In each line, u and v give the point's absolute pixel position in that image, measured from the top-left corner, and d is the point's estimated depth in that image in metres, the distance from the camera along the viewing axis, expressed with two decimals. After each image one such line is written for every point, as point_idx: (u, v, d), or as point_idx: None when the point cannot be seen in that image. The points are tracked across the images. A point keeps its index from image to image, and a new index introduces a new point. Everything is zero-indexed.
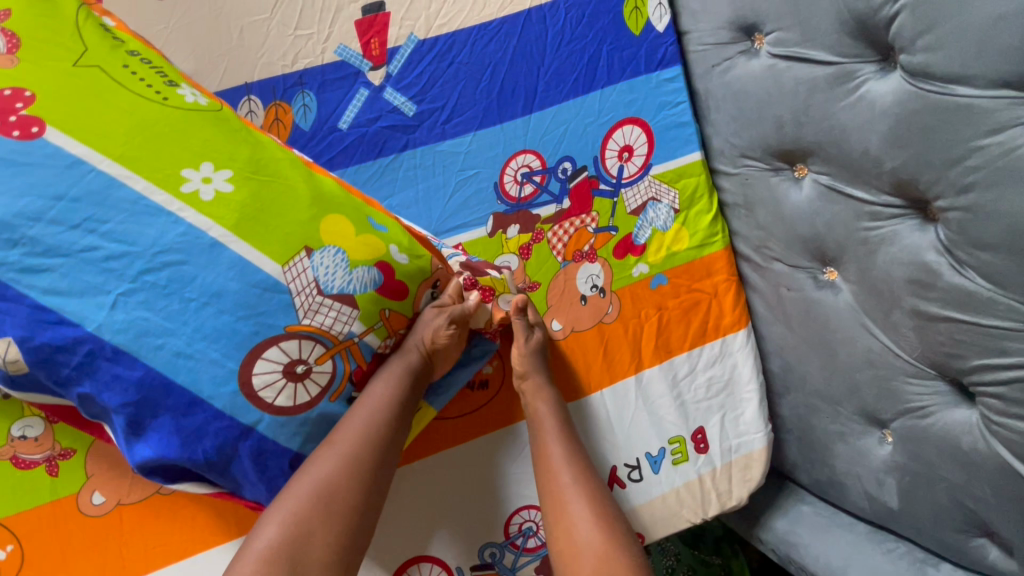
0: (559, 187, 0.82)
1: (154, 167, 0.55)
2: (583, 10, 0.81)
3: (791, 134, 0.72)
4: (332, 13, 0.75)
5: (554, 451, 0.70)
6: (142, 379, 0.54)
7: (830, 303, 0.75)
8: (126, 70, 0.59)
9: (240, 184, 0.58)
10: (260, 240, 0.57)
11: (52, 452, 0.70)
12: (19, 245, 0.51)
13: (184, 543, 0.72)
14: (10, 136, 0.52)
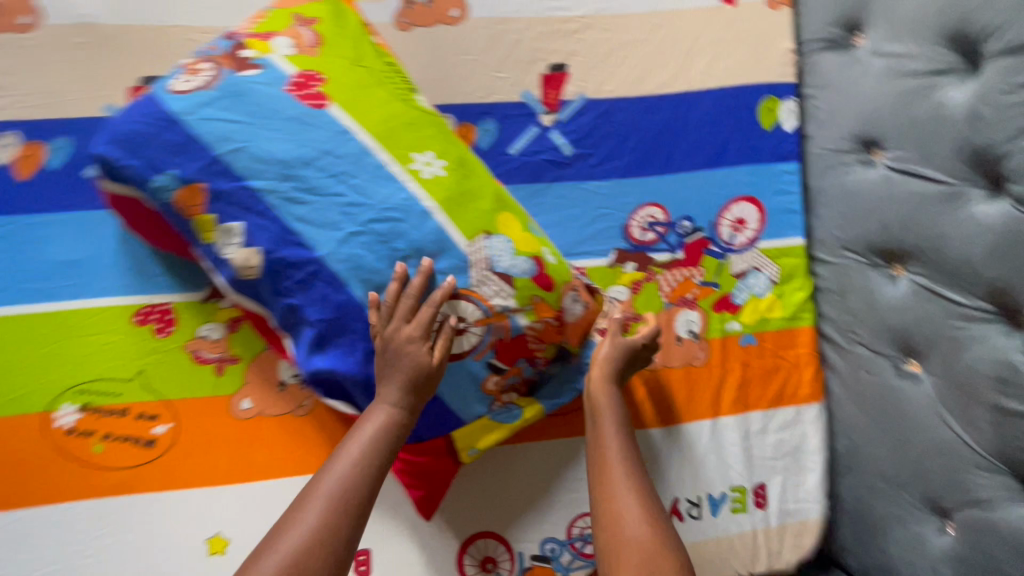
0: (675, 240, 0.94)
1: (395, 145, 0.73)
2: (725, 101, 0.97)
3: (895, 236, 0.83)
4: (527, 65, 0.94)
5: (613, 448, 0.76)
6: (344, 302, 0.70)
7: (910, 391, 0.82)
8: (384, 75, 0.79)
9: (450, 172, 0.75)
10: (457, 217, 0.73)
11: (222, 356, 0.83)
12: (290, 179, 0.70)
13: (302, 462, 0.83)
14: (306, 104, 0.72)
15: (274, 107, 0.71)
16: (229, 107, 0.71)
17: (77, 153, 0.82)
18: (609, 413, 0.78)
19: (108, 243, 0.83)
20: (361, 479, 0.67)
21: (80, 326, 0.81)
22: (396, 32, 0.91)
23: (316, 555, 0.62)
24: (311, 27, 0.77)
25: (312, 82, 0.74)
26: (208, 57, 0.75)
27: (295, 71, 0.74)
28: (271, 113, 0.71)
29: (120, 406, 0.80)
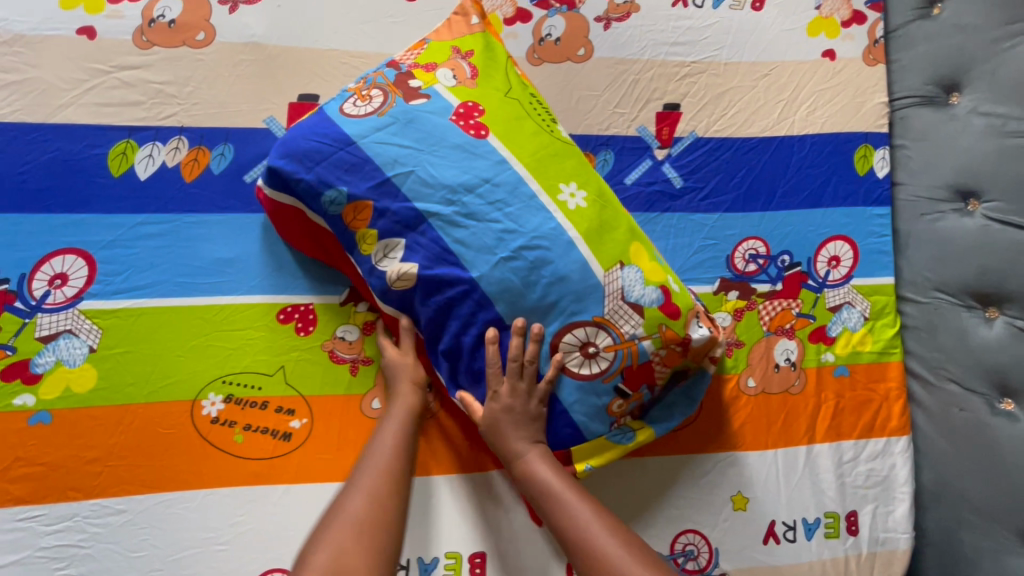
0: (775, 273, 1.00)
1: (545, 176, 0.77)
2: (824, 147, 1.04)
3: (994, 281, 0.90)
4: (644, 103, 1.01)
5: (569, 503, 0.74)
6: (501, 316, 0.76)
7: (1008, 429, 0.87)
8: (531, 105, 0.83)
9: (592, 203, 0.78)
10: (597, 248, 0.76)
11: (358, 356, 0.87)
12: (454, 205, 0.75)
13: (424, 463, 0.87)
14: (469, 134, 0.77)
15: (442, 135, 0.77)
16: (401, 133, 0.77)
17: (237, 161, 0.88)
18: (548, 477, 0.76)
19: (257, 245, 0.88)
20: (394, 466, 0.75)
21: (228, 321, 0.86)
22: (527, 65, 0.99)
23: (363, 527, 0.68)
24: (469, 60, 0.82)
25: (474, 113, 0.78)
26: (377, 85, 0.81)
27: (458, 102, 0.79)
28: (438, 141, 0.77)
29: (262, 399, 0.85)
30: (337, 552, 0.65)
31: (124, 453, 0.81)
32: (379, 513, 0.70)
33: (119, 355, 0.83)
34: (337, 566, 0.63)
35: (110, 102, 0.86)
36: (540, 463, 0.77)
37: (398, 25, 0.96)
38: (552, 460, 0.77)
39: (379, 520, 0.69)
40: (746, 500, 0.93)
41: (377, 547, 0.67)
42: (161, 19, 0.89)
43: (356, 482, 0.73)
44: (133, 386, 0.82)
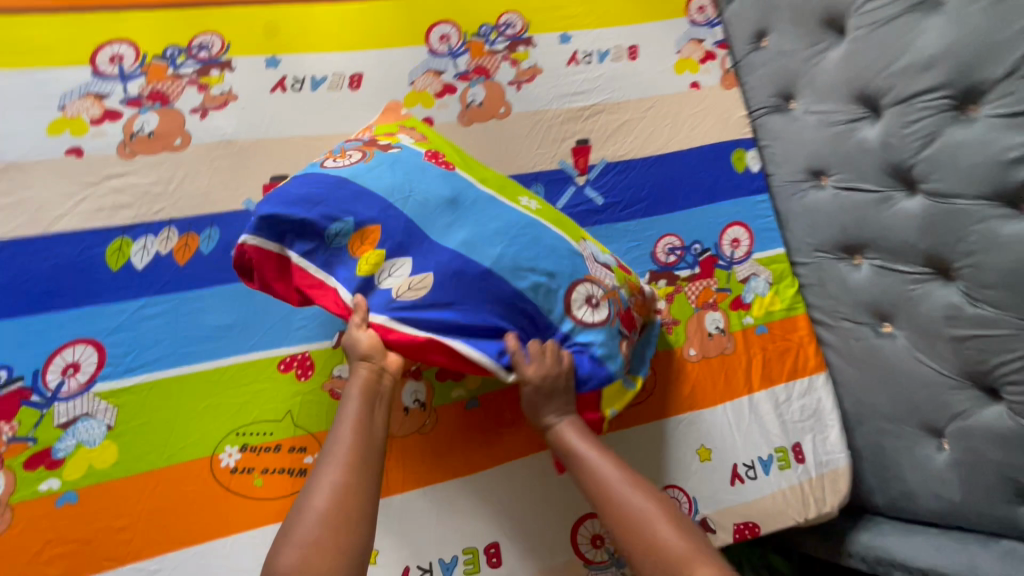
0: (692, 260, 1.21)
1: (506, 191, 0.92)
2: (707, 155, 1.28)
3: (852, 233, 1.12)
4: (560, 143, 1.23)
5: (595, 461, 0.80)
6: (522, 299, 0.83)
7: (891, 345, 1.08)
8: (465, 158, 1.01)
9: (546, 207, 0.94)
10: (567, 232, 0.91)
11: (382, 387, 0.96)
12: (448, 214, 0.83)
13: (429, 473, 0.98)
14: (439, 165, 0.89)
15: (416, 167, 0.87)
16: (384, 169, 0.85)
17: (223, 240, 1.01)
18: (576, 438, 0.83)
19: (252, 308, 1.00)
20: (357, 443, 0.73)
21: (235, 379, 0.96)
22: (460, 127, 1.19)
23: (331, 525, 0.66)
24: (411, 129, 0.99)
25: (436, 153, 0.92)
26: (340, 150, 0.92)
27: (420, 148, 0.92)
28: (415, 170, 0.86)
29: (275, 442, 0.94)
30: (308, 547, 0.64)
31: (152, 517, 0.87)
32: (345, 498, 0.68)
33: (136, 427, 0.90)
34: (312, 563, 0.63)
35: (102, 208, 0.99)
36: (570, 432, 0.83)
37: (348, 110, 1.15)
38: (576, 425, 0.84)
39: (348, 510, 0.67)
40: (709, 451, 1.09)
41: (346, 534, 0.66)
42: (141, 132, 1.04)
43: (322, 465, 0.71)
44: (153, 454, 0.89)
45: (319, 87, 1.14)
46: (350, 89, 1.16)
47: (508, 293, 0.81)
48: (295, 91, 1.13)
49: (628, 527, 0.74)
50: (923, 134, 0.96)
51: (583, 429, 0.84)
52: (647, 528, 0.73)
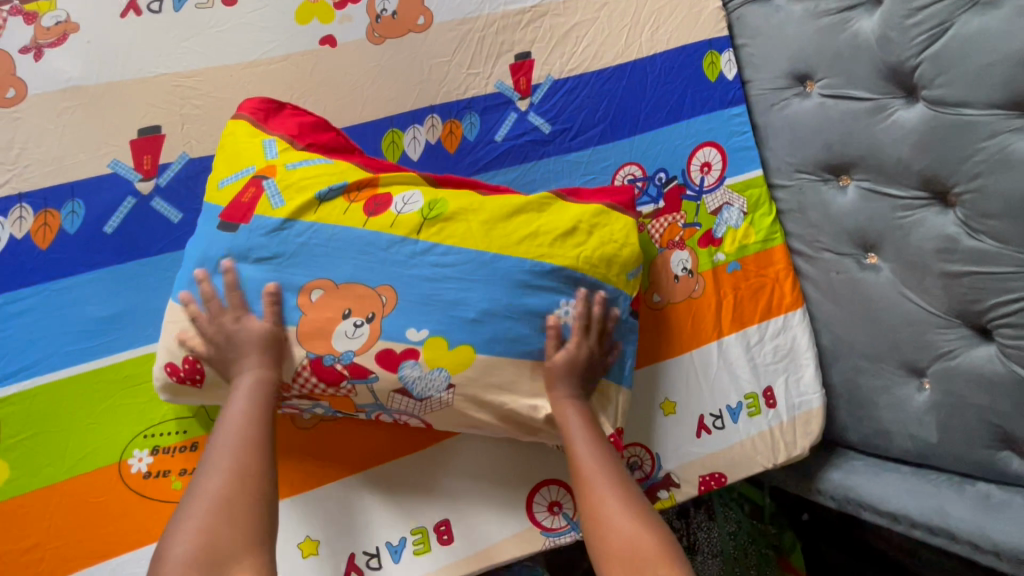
0: (656, 192, 1.06)
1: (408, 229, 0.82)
2: (673, 63, 1.08)
3: (838, 151, 0.96)
4: (495, 58, 1.02)
5: (584, 450, 0.79)
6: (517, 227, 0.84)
7: (874, 279, 0.97)
8: (364, 271, 0.79)
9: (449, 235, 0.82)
10: (504, 239, 0.83)
11: (308, 354, 0.77)
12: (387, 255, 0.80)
13: (364, 459, 0.89)
14: (360, 247, 0.80)
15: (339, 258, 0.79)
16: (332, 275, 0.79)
17: (91, 213, 0.85)
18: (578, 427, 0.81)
19: (143, 291, 0.85)
20: (246, 437, 0.72)
21: (134, 377, 0.84)
22: (370, 45, 0.97)
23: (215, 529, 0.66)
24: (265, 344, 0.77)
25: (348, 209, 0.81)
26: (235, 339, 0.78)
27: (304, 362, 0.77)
28: (346, 251, 0.80)
29: (190, 441, 0.84)
30: (200, 526, 0.66)
31: (60, 532, 0.79)
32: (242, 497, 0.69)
33: (26, 440, 0.80)
34: (210, 554, 0.65)
35: None
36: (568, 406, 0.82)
37: (224, 33, 0.92)
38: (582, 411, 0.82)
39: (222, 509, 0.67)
40: (674, 404, 1.02)
41: (253, 528, 0.67)
42: None
43: (211, 464, 0.70)
44: (51, 467, 0.80)
45: (184, 7, 0.91)
46: (224, 6, 0.93)
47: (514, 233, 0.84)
48: (153, 14, 0.90)
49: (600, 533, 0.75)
50: (928, 25, 0.81)
51: (592, 423, 0.81)
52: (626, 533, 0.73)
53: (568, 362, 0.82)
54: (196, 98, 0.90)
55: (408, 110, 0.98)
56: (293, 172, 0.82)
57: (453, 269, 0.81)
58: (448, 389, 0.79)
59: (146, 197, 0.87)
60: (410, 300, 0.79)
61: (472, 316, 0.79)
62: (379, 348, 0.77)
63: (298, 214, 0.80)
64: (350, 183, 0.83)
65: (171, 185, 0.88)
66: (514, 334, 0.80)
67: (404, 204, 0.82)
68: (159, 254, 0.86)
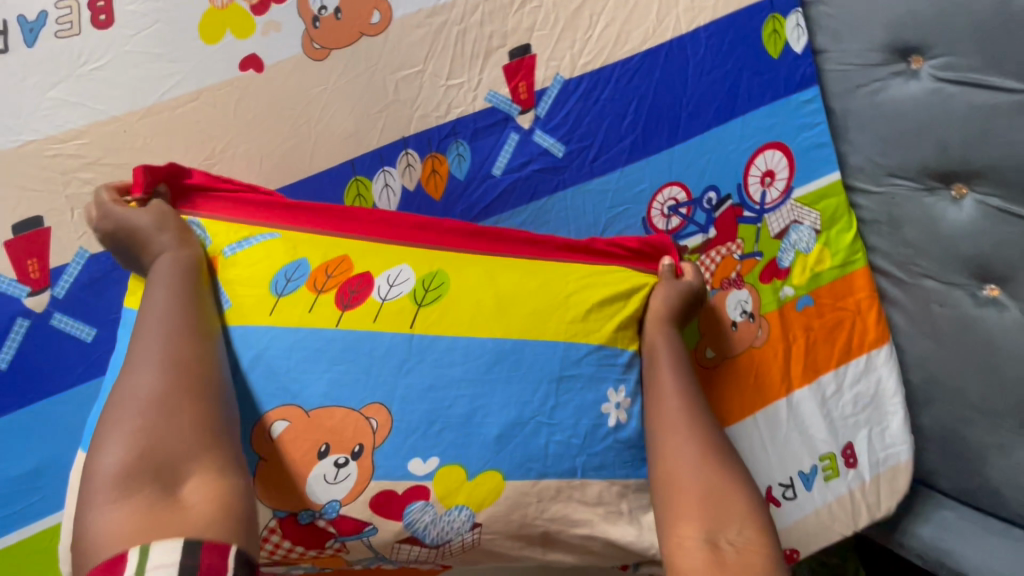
0: (704, 218, 0.82)
1: (399, 320, 0.60)
2: (722, 37, 0.80)
3: (958, 157, 0.72)
4: (482, 58, 0.75)
5: (670, 382, 0.64)
6: (540, 305, 0.63)
7: (995, 320, 0.76)
8: (344, 386, 0.57)
9: (454, 319, 0.61)
10: (529, 319, 0.62)
11: (277, 512, 0.55)
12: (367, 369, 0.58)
13: None
14: (339, 355, 0.57)
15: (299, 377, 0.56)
16: (304, 392, 0.56)
17: None
18: (667, 352, 0.66)
19: (66, 435, 0.67)
20: (185, 329, 0.52)
21: None
22: (310, 61, 0.71)
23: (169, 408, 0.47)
24: None
25: (314, 300, 0.59)
26: None
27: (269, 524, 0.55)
28: (318, 354, 0.57)
29: None
30: (135, 426, 0.45)
31: None
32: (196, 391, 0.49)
33: None
34: (153, 457, 0.44)
35: None
36: (656, 331, 0.68)
37: (103, 71, 0.66)
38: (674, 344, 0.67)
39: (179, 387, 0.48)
40: None
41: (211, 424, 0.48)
42: None
43: (136, 357, 0.50)
44: None
45: (38, 39, 0.64)
46: (95, 31, 0.65)
47: (538, 311, 0.63)
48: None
49: (666, 477, 0.59)
50: None
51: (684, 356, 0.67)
52: (692, 483, 0.57)
53: (669, 305, 0.69)
54: (85, 170, 0.66)
55: (373, 147, 0.73)
56: (231, 261, 0.60)
57: (462, 370, 0.59)
58: (472, 530, 0.58)
59: (43, 315, 0.66)
60: (408, 418, 0.57)
61: (496, 433, 0.58)
62: (374, 494, 0.56)
63: (248, 319, 0.57)
64: (314, 265, 0.60)
65: (73, 295, 0.67)
66: (552, 451, 0.60)
67: (389, 286, 0.61)
68: (76, 384, 0.67)
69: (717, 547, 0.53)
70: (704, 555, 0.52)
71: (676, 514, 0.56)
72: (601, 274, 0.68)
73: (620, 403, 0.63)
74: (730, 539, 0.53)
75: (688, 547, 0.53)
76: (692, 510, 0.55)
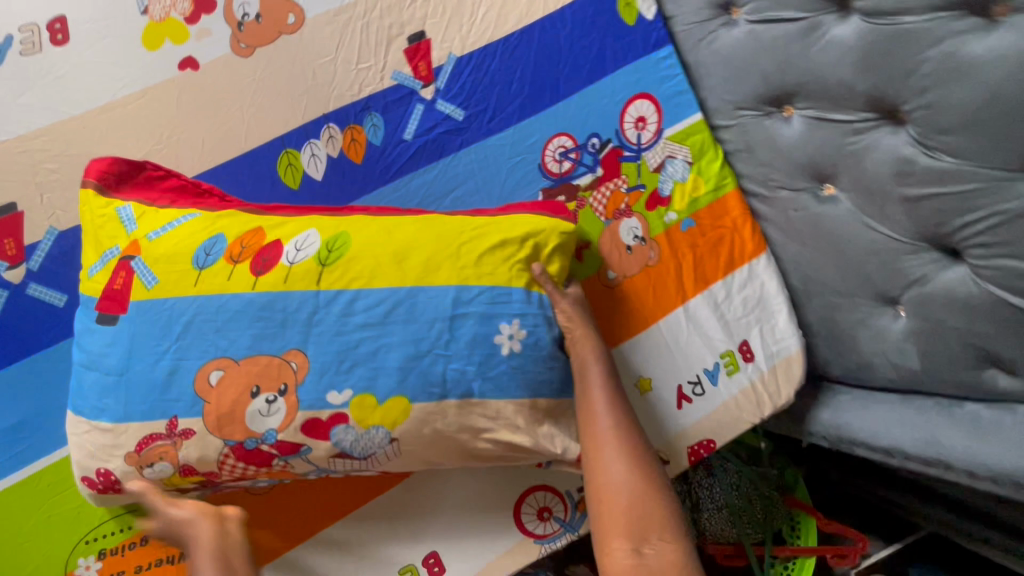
0: (591, 160, 0.97)
1: (304, 280, 0.69)
2: (585, 13, 0.97)
3: (776, 82, 0.87)
4: (386, 45, 0.90)
5: (599, 402, 0.75)
6: (432, 259, 0.72)
7: (833, 212, 0.90)
8: (262, 335, 0.68)
9: (352, 276, 0.70)
10: (416, 268, 0.71)
11: (228, 441, 0.68)
12: (284, 320, 0.68)
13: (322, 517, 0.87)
14: (256, 310, 0.68)
15: (225, 312, 0.68)
16: (232, 339, 0.68)
17: None
18: (597, 371, 0.76)
19: (45, 390, 0.77)
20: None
21: (58, 483, 0.77)
22: (237, 58, 0.85)
23: None
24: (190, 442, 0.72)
25: (232, 268, 0.69)
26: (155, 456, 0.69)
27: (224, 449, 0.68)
28: (236, 312, 0.68)
29: (136, 536, 0.78)
30: None
31: None
32: None
33: None
34: None
35: None
36: (586, 348, 0.76)
37: (62, 80, 0.79)
38: (605, 359, 0.77)
39: None
40: (649, 380, 0.97)
41: None
42: None
43: None
44: None
45: (6, 58, 0.78)
46: (54, 48, 0.79)
47: (427, 263, 0.71)
48: None
49: (598, 492, 0.72)
50: None
51: (611, 372, 0.77)
52: (621, 499, 0.70)
53: (578, 311, 0.77)
54: (50, 161, 0.79)
55: (299, 123, 0.87)
56: (158, 243, 0.70)
57: (367, 318, 0.69)
58: (391, 444, 0.70)
59: (20, 285, 0.77)
60: (324, 358, 0.68)
61: (398, 365, 0.69)
62: (302, 422, 0.68)
63: (177, 292, 0.69)
64: (228, 238, 0.71)
65: (46, 267, 0.78)
66: (449, 376, 0.70)
67: (297, 251, 0.70)
68: (50, 345, 0.77)
69: (640, 553, 0.68)
70: (631, 559, 0.68)
71: (606, 529, 0.70)
72: (488, 224, 0.76)
73: (514, 334, 0.72)
74: (651, 545, 0.68)
75: (617, 556, 0.68)
76: (620, 527, 0.69)
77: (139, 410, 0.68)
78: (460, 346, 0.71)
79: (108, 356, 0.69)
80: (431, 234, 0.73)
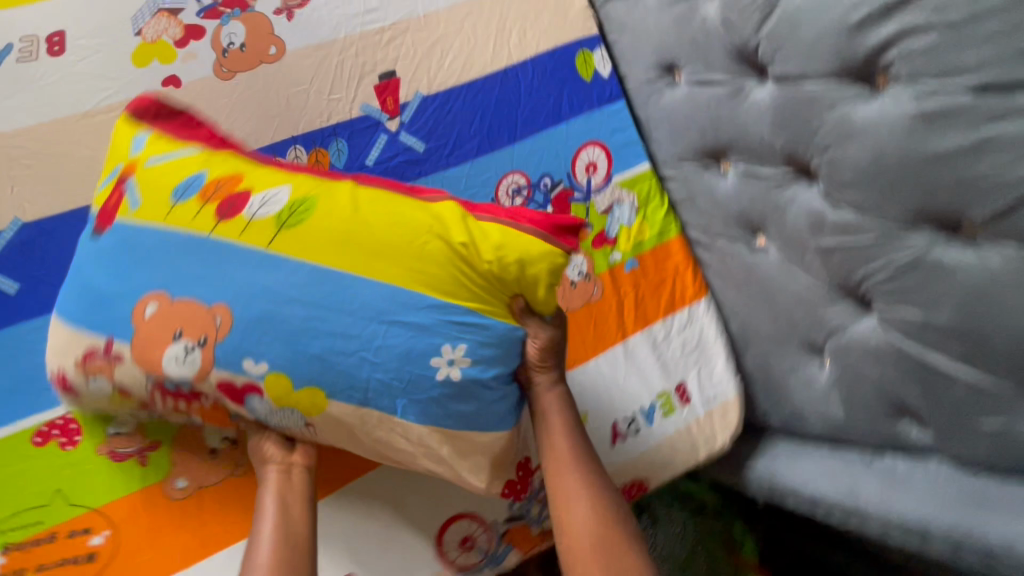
0: (542, 198, 1.03)
1: (260, 238, 0.71)
2: (545, 66, 1.06)
3: (711, 137, 0.95)
4: (358, 80, 0.98)
5: (563, 446, 0.76)
6: (381, 254, 0.70)
7: (764, 261, 0.95)
8: (208, 285, 0.69)
9: (302, 251, 0.70)
10: (360, 250, 0.70)
11: (150, 377, 0.70)
12: (222, 286, 0.69)
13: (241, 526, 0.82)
14: (207, 259, 0.70)
15: (191, 247, 0.71)
16: (179, 282, 0.69)
17: None
18: (558, 418, 0.77)
19: None
20: None
21: None
22: (217, 79, 0.92)
23: None
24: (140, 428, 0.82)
25: (202, 207, 0.72)
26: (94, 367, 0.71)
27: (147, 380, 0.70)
28: (191, 251, 0.70)
29: (45, 532, 0.78)
30: None
31: None
32: None
33: None
34: None
35: None
36: (547, 397, 0.78)
37: (52, 86, 0.86)
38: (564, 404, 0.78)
39: None
40: (583, 415, 0.97)
41: None
42: None
43: None
44: None
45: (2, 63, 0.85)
46: (49, 58, 0.87)
47: (371, 253, 0.70)
48: None
49: (568, 539, 0.72)
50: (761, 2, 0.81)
51: (571, 417, 0.78)
52: (593, 545, 0.71)
53: (545, 347, 0.76)
54: (27, 157, 0.84)
55: (267, 143, 0.94)
56: (151, 168, 0.75)
57: (303, 298, 0.69)
58: (306, 426, 0.71)
59: None
60: (251, 324, 0.68)
61: (320, 352, 0.68)
62: (216, 380, 0.69)
63: (151, 217, 0.72)
64: (209, 179, 0.74)
65: (5, 255, 0.82)
66: (373, 384, 0.69)
67: (261, 206, 0.72)
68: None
69: None
70: None
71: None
72: (450, 226, 0.72)
73: (454, 359, 0.69)
74: None
75: None
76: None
77: (92, 322, 0.71)
78: (390, 345, 0.69)
79: (90, 262, 0.74)
80: (384, 218, 0.72)
